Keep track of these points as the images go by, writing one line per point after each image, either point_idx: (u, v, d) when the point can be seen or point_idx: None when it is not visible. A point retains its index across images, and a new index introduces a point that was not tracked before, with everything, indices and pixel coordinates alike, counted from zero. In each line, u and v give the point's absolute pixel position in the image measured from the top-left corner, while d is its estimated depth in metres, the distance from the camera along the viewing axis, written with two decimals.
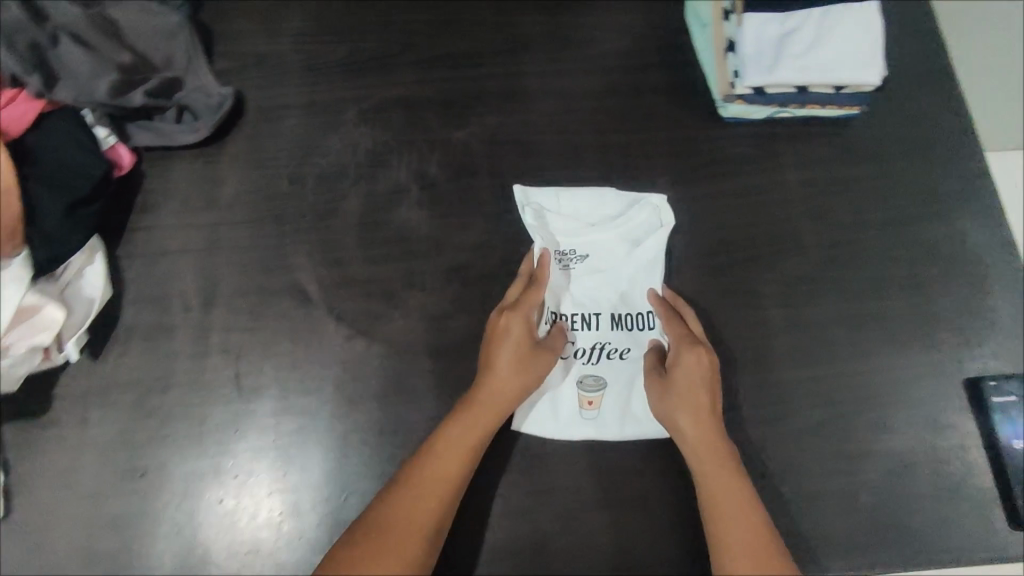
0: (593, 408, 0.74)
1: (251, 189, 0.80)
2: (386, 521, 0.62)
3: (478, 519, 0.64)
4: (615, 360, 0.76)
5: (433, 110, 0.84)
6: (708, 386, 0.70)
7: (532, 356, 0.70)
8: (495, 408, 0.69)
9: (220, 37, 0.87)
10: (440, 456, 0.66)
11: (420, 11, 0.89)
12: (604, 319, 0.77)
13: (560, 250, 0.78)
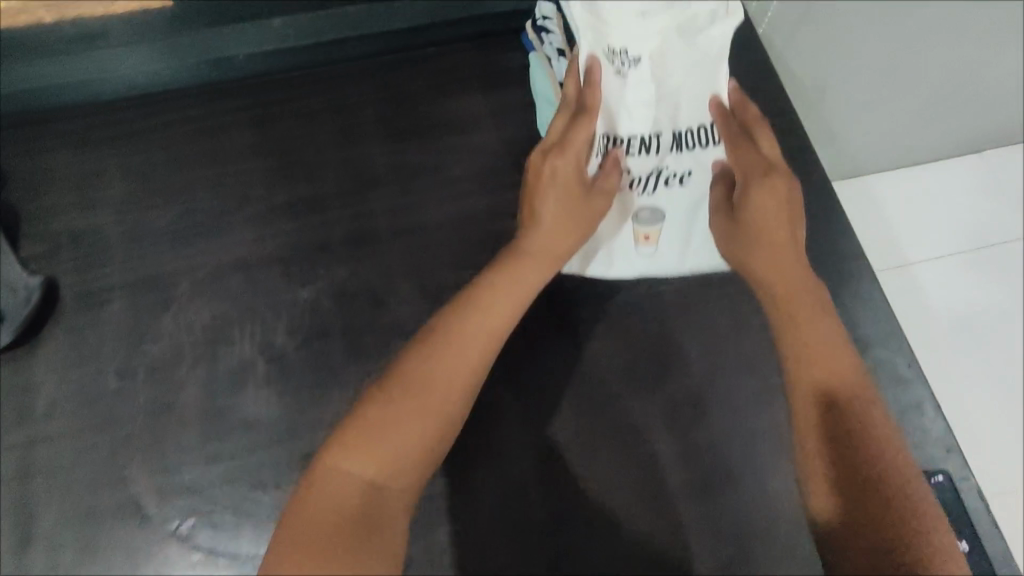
0: (649, 242, 0.76)
1: (72, 393, 0.71)
2: (393, 430, 0.57)
3: (465, 353, 0.62)
4: (675, 185, 0.74)
5: (263, 272, 0.77)
6: (790, 220, 0.68)
7: (586, 209, 0.68)
8: (551, 262, 0.68)
9: (30, 218, 0.80)
10: (446, 376, 0.60)
11: (262, 158, 0.83)
12: (667, 140, 0.72)
13: (610, 50, 0.67)
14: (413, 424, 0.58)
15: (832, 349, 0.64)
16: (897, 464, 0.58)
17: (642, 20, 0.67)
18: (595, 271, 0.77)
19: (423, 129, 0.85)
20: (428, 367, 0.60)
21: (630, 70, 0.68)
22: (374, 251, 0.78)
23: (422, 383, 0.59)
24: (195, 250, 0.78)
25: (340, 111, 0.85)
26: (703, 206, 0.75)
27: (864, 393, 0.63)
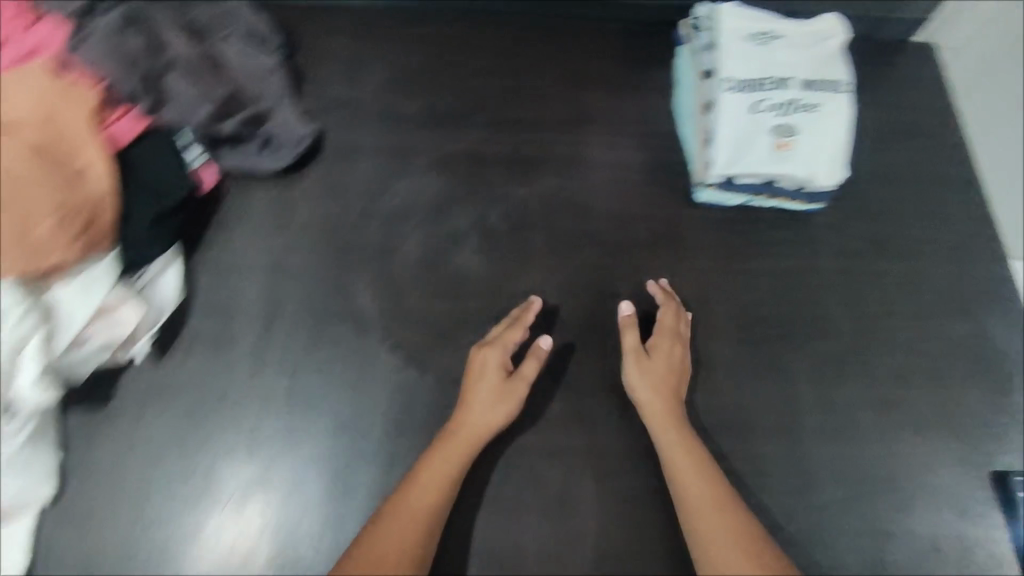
0: (785, 151, 0.85)
1: (323, 219, 0.86)
2: (378, 562, 0.63)
3: (425, 481, 0.69)
4: (806, 115, 0.86)
5: (483, 162, 0.92)
6: (671, 411, 0.74)
7: (515, 393, 0.74)
8: (468, 450, 0.71)
9: (310, 82, 0.96)
10: (416, 498, 0.68)
11: (494, 80, 0.98)
12: (794, 82, 0.86)
13: (754, 33, 0.90)
14: (394, 539, 0.65)
15: (706, 462, 0.71)
16: (740, 557, 0.64)
17: (777, 21, 0.91)
18: (739, 157, 0.85)
19: (629, 87, 0.99)
20: (405, 504, 0.67)
21: (773, 44, 0.89)
22: (580, 173, 0.92)
23: (395, 504, 0.67)
24: (433, 134, 0.93)
25: (562, 56, 1.00)
26: (827, 135, 0.85)
27: (699, 470, 0.71)
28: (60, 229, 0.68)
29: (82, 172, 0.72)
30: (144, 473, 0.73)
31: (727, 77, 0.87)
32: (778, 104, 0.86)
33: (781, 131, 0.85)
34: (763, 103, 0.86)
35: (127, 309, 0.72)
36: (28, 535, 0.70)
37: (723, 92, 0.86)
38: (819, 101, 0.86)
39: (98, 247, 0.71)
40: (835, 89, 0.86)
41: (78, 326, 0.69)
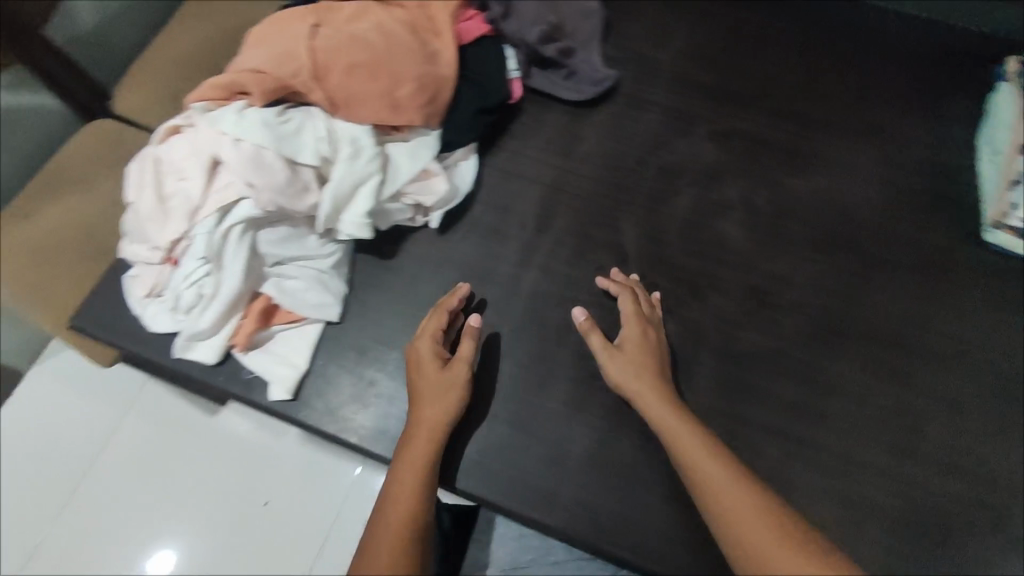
0: None
1: (604, 155, 0.91)
2: (383, 533, 0.62)
3: (415, 461, 0.68)
4: None
5: (764, 143, 0.93)
6: (663, 396, 0.70)
7: (454, 378, 0.72)
8: (433, 437, 0.69)
9: (616, 31, 1.01)
10: (406, 475, 0.67)
11: (789, 71, 0.99)
12: None
13: None
14: (388, 524, 0.63)
15: (674, 432, 0.66)
16: (766, 539, 0.57)
17: None
18: None
19: (930, 110, 0.96)
20: (399, 484, 0.66)
21: None
22: (857, 181, 0.91)
23: (391, 485, 0.66)
24: (721, 107, 0.96)
25: (866, 65, 0.99)
26: None
27: (711, 457, 0.63)
28: (415, 93, 0.77)
29: (437, 57, 0.81)
30: (408, 326, 0.80)
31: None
32: None
33: None
34: None
35: (440, 178, 0.80)
36: (308, 348, 0.77)
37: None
38: None
39: (433, 118, 0.79)
40: None
41: (403, 180, 0.77)
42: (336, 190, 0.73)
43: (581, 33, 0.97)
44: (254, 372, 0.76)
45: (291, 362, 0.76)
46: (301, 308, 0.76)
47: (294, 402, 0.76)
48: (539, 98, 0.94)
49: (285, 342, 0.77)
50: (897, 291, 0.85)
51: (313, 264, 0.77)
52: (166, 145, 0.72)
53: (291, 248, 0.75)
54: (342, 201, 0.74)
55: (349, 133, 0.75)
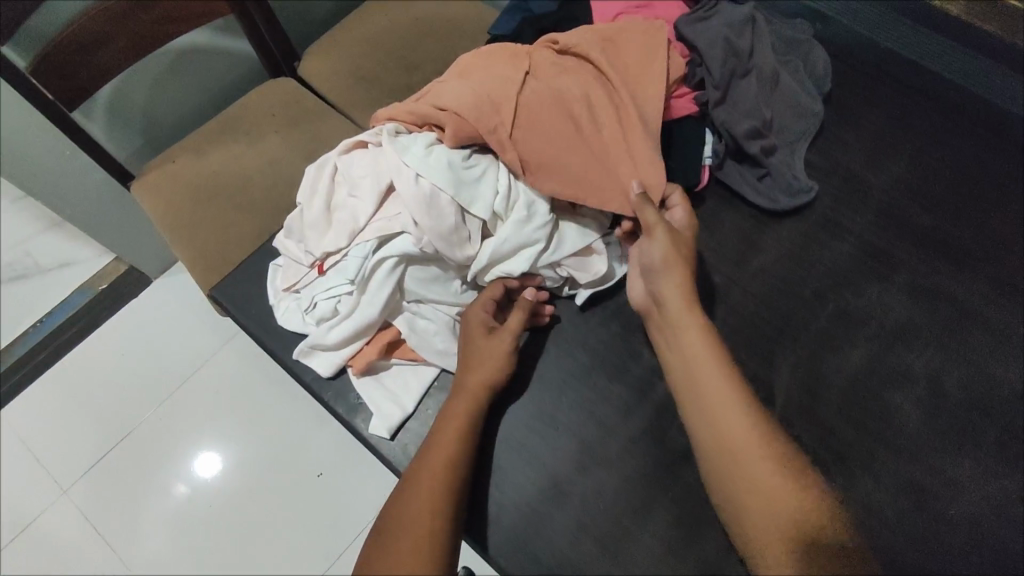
0: None
1: (779, 274, 0.82)
2: (418, 515, 0.61)
3: (449, 430, 0.67)
4: None
5: (969, 313, 0.81)
6: (706, 334, 0.67)
7: (499, 349, 0.71)
8: (477, 397, 0.69)
9: (828, 138, 0.91)
10: (440, 454, 0.65)
11: (1023, 236, 0.85)
12: None
13: None
14: (417, 490, 0.63)
15: (716, 382, 0.64)
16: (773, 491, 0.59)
17: None
18: None
19: None
20: (429, 460, 0.65)
21: None
22: None
23: (427, 460, 0.65)
24: (929, 257, 0.84)
25: None
26: None
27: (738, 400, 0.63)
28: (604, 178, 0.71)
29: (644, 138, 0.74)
30: (523, 399, 0.76)
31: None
32: None
33: None
34: None
35: (600, 258, 0.76)
36: (420, 391, 0.74)
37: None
38: None
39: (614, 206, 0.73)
40: None
41: (566, 253, 0.72)
42: (498, 249, 0.70)
43: (793, 134, 0.88)
44: (362, 398, 0.74)
45: (399, 399, 0.73)
46: (427, 350, 0.73)
47: (389, 441, 0.73)
48: (725, 192, 0.87)
49: (399, 377, 0.75)
50: None
51: (450, 309, 0.74)
52: (348, 157, 0.72)
53: (434, 290, 0.72)
54: (500, 260, 0.71)
55: (526, 194, 0.71)
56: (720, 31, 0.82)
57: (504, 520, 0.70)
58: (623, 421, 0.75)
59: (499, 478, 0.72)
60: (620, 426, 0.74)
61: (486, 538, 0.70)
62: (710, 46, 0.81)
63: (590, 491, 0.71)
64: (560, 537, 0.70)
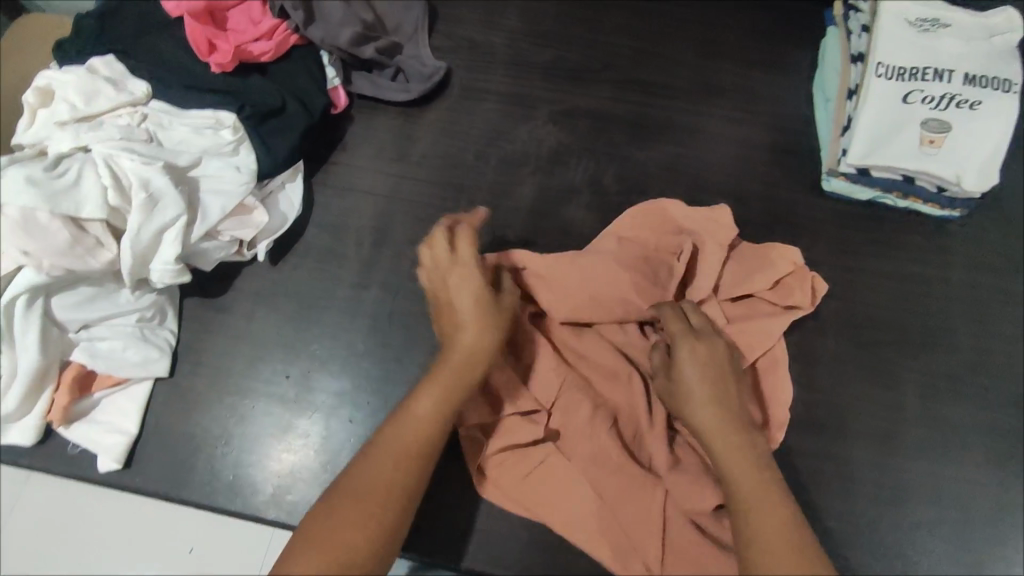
0: (933, 147, 0.80)
1: (439, 155, 0.88)
2: (361, 494, 0.55)
3: (424, 402, 0.61)
4: (964, 111, 0.80)
5: (607, 119, 0.91)
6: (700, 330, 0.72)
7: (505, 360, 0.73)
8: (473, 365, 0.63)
9: (443, 18, 0.96)
10: (401, 437, 0.59)
11: (626, 38, 0.96)
12: (958, 76, 0.81)
13: (917, 19, 0.84)
14: (406, 472, 0.57)
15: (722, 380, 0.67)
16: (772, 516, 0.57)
17: (950, 8, 0.85)
18: (882, 150, 0.81)
19: (769, 65, 0.95)
20: (393, 435, 0.59)
21: (939, 32, 0.84)
22: (701, 145, 0.90)
23: (379, 443, 0.59)
24: (561, 86, 0.92)
25: (704, 23, 0.97)
26: (986, 135, 0.79)
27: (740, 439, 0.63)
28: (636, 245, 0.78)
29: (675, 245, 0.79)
30: (244, 368, 0.76)
31: (881, 62, 0.83)
32: (934, 97, 0.81)
33: (928, 123, 0.80)
34: (916, 94, 0.81)
35: (258, 211, 0.77)
36: (138, 410, 0.73)
37: (875, 79, 0.82)
38: (969, 88, 0.80)
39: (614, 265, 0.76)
40: (1005, 87, 0.80)
41: (214, 219, 0.73)
42: (133, 241, 0.68)
43: (402, 25, 0.91)
44: (80, 445, 0.72)
45: (120, 427, 0.72)
46: (123, 370, 0.71)
47: (127, 470, 0.71)
48: (368, 103, 0.90)
49: (112, 406, 0.73)
50: None
51: (128, 319, 0.72)
52: None
53: (98, 308, 0.70)
54: (146, 251, 0.70)
55: (137, 177, 0.69)
56: None
57: (264, 482, 0.71)
58: (347, 342, 0.78)
59: (244, 450, 0.73)
60: (347, 347, 0.77)
61: (250, 506, 0.71)
62: None
63: (333, 419, 0.74)
64: (313, 467, 0.72)
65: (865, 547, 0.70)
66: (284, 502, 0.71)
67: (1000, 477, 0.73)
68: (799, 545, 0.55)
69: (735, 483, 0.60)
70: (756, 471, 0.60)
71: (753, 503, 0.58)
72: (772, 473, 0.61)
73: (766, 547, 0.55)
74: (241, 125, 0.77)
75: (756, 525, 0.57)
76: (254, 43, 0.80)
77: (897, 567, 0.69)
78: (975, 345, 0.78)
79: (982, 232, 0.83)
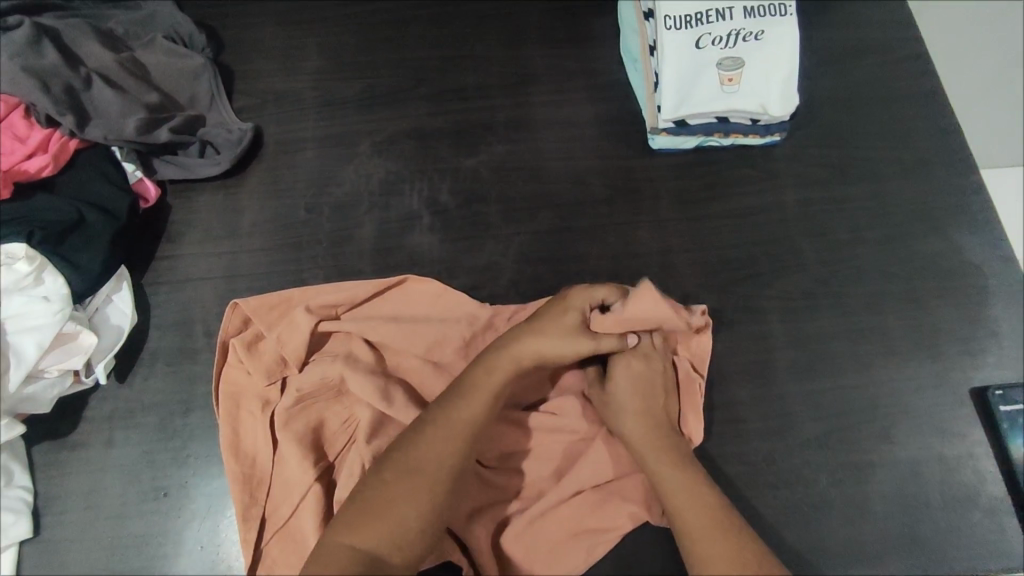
0: (733, 84, 0.83)
1: (269, 218, 0.84)
2: (417, 461, 0.60)
3: (484, 389, 0.65)
4: (751, 43, 0.83)
5: (430, 136, 0.89)
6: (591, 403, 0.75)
7: (562, 329, 0.69)
8: (514, 367, 0.67)
9: (241, 76, 0.92)
10: (456, 418, 0.63)
11: (433, 49, 0.94)
12: (737, 11, 0.83)
13: None
14: (434, 441, 0.62)
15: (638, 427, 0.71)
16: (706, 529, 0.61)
17: None
18: (689, 99, 0.83)
19: (575, 40, 0.96)
20: (443, 411, 0.63)
21: None
22: (529, 136, 0.90)
23: (414, 462, 0.60)
24: (376, 115, 0.90)
25: (505, 16, 0.97)
26: (776, 60, 0.83)
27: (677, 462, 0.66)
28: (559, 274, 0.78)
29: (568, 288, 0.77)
30: (115, 501, 0.71)
31: (667, 15, 0.84)
32: (722, 37, 0.83)
33: (722, 63, 0.83)
34: (705, 38, 0.83)
35: (84, 334, 0.72)
36: None
37: (665, 32, 0.84)
38: (749, 20, 0.83)
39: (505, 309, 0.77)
40: (781, 11, 0.83)
41: (31, 359, 0.68)
42: None
43: (195, 96, 0.87)
44: None
45: None
46: None
47: None
48: (182, 185, 0.86)
49: None
50: (592, 232, 0.84)
51: None
52: None
53: None
54: None
55: None
56: (17, 66, 0.75)
57: None
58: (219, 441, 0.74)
59: None
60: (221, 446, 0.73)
61: None
62: (19, 85, 0.75)
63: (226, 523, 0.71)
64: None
65: (766, 477, 0.72)
66: None
67: (867, 373, 0.76)
68: (717, 516, 0.62)
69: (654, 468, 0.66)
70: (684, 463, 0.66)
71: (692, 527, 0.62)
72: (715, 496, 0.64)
73: (677, 510, 0.63)
74: (36, 252, 0.71)
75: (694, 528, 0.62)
76: (28, 160, 0.75)
77: (799, 486, 0.72)
78: (818, 257, 0.82)
79: (802, 149, 0.87)
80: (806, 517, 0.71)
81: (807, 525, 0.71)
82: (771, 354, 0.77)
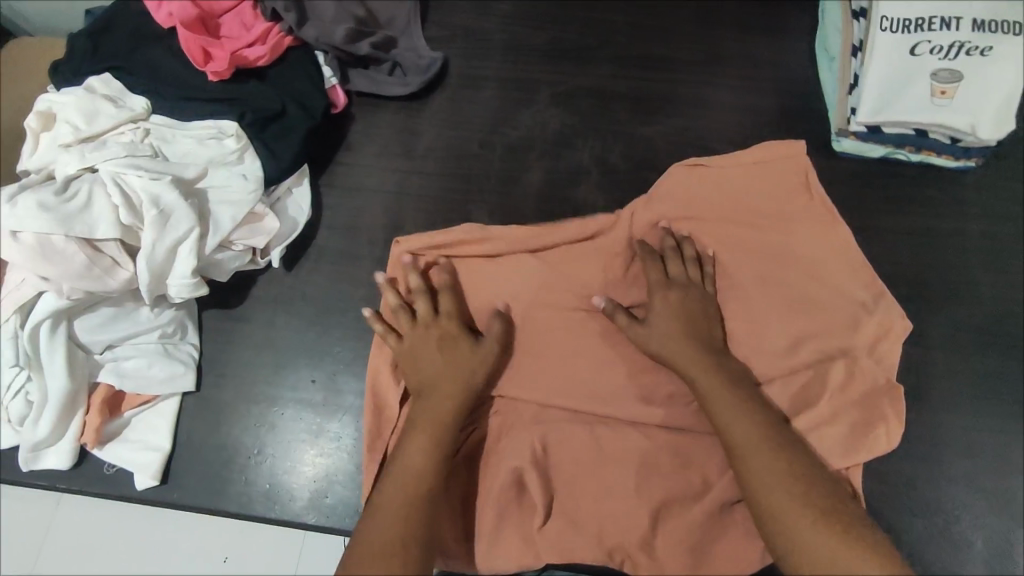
0: (945, 97, 0.79)
1: (445, 147, 0.87)
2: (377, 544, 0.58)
3: (415, 446, 0.64)
4: (974, 58, 0.79)
5: (610, 96, 0.89)
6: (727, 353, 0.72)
7: (463, 366, 0.70)
8: (438, 418, 0.66)
9: (436, 8, 0.95)
10: (396, 488, 0.62)
11: (623, 13, 0.94)
12: (967, 22, 0.79)
13: None
14: (392, 513, 0.60)
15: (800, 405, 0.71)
16: (788, 473, 0.61)
17: None
18: (891, 105, 0.80)
19: (771, 27, 0.93)
20: (386, 482, 0.63)
21: None
22: (707, 116, 0.88)
23: (371, 547, 0.58)
24: (559, 67, 0.91)
25: None
26: (998, 80, 0.78)
27: (727, 396, 0.66)
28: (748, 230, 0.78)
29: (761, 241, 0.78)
30: (269, 378, 0.76)
31: (885, 15, 0.81)
32: (943, 47, 0.79)
33: (936, 74, 0.79)
34: (924, 45, 0.79)
35: (269, 217, 0.77)
36: (167, 426, 0.73)
37: (879, 32, 0.80)
38: (978, 34, 0.78)
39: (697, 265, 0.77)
40: (1016, 29, 0.78)
41: (226, 229, 0.73)
42: (149, 258, 0.68)
43: (394, 18, 0.89)
44: (116, 464, 0.72)
45: (156, 443, 0.72)
46: (152, 387, 0.72)
47: (164, 485, 0.72)
48: (368, 100, 0.89)
49: (146, 422, 0.73)
50: None
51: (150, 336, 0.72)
52: None
53: (121, 328, 0.71)
54: (161, 266, 0.70)
55: (147, 193, 0.69)
56: None
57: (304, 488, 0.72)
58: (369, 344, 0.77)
59: (278, 459, 0.73)
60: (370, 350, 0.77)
61: (292, 511, 0.71)
62: None
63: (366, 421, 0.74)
64: (347, 465, 0.73)
65: (902, 502, 0.71)
66: (325, 501, 0.72)
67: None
68: (760, 445, 0.63)
69: (709, 402, 0.66)
70: (725, 399, 0.66)
71: (765, 466, 0.62)
72: (771, 433, 0.64)
73: (738, 441, 0.64)
74: (243, 132, 0.76)
75: (779, 473, 0.61)
76: (249, 49, 0.79)
77: (934, 518, 0.70)
78: (997, 295, 0.78)
79: (997, 180, 0.83)
80: (937, 549, 0.69)
81: (937, 557, 0.69)
82: (928, 382, 0.74)
